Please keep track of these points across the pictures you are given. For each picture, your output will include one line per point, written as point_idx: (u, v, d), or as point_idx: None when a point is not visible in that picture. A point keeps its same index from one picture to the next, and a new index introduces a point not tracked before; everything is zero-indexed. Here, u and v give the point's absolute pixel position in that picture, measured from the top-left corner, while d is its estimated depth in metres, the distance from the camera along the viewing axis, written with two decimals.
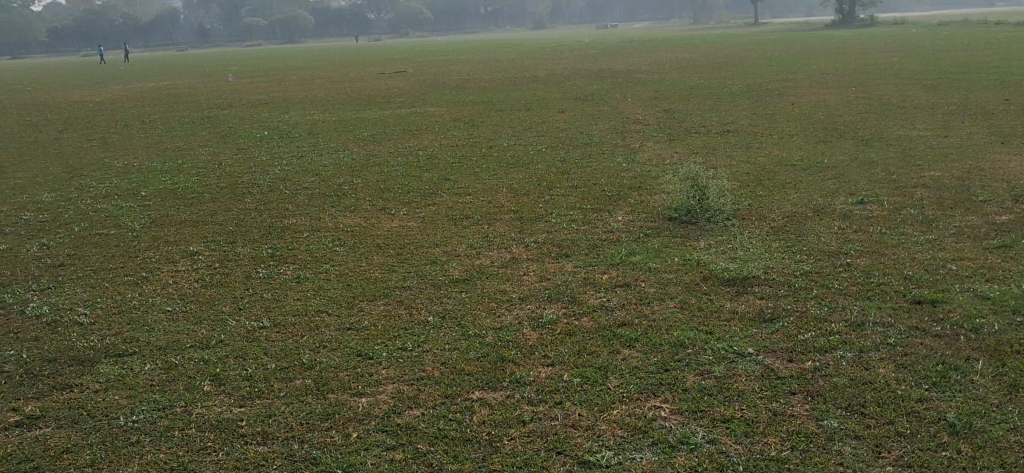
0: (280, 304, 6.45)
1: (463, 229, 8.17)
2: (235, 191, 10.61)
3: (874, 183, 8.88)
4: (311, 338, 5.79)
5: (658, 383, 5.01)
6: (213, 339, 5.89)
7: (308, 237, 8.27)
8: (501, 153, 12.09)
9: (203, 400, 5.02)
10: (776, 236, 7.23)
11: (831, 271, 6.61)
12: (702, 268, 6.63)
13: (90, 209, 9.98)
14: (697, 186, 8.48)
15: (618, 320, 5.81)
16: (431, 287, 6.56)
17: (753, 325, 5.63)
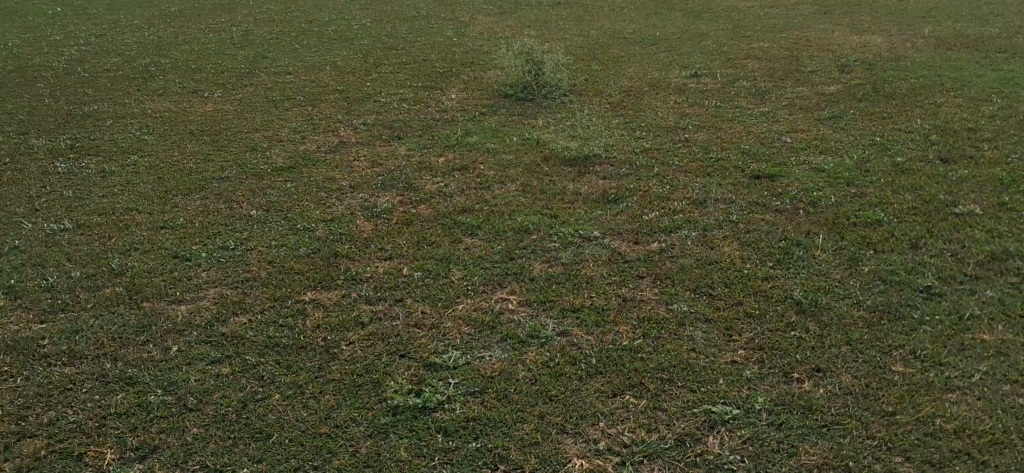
0: (184, 113, 6.57)
1: (387, 60, 8.22)
2: (181, 31, 10.59)
3: (807, 32, 8.81)
4: (203, 135, 5.92)
5: (516, 156, 5.14)
6: (109, 134, 6.01)
7: (239, 63, 8.35)
8: (451, 3, 11.93)
9: (85, 172, 5.19)
10: (687, 70, 7.23)
11: (730, 87, 6.65)
12: (600, 89, 6.67)
13: (33, 44, 9.96)
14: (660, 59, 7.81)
15: (502, 121, 5.89)
16: (333, 103, 6.68)
17: (625, 124, 5.71)
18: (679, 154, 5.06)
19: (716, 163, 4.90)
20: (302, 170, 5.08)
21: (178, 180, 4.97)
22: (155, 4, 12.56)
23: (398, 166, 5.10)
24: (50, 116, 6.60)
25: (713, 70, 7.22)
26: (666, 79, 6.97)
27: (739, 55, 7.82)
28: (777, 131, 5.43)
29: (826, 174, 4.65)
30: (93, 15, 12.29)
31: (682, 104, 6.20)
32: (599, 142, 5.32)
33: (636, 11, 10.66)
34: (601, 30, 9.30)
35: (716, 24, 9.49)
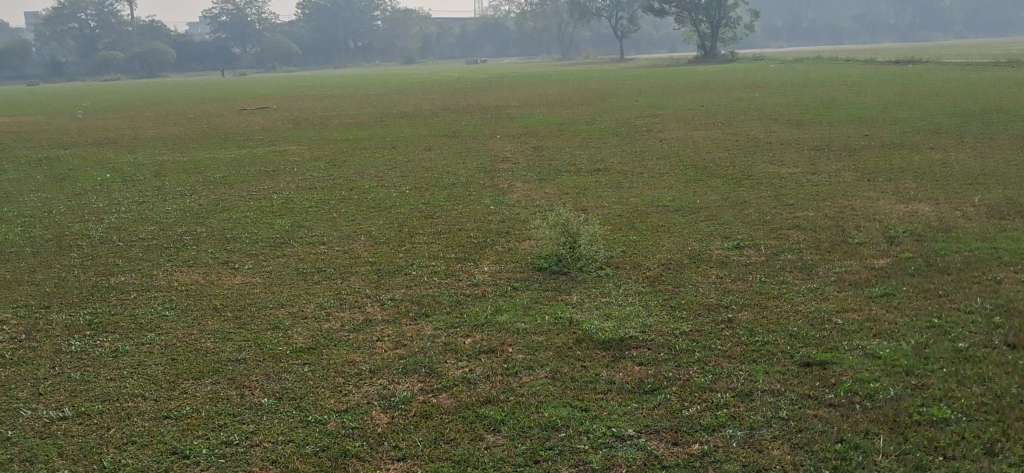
0: (211, 285, 6.45)
1: (422, 229, 8.12)
2: (222, 198, 10.70)
3: (852, 200, 8.59)
4: (226, 310, 5.77)
5: (546, 336, 4.86)
6: (131, 308, 5.89)
7: (274, 232, 8.32)
8: (490, 169, 11.97)
9: (99, 351, 5.03)
10: (728, 242, 7.00)
11: (774, 259, 6.39)
12: (637, 261, 6.44)
13: (76, 212, 10.10)
14: (700, 228, 7.57)
15: (535, 296, 5.67)
16: (362, 276, 6.52)
17: (663, 301, 5.44)
18: (719, 336, 4.76)
19: (760, 347, 4.58)
20: (321, 350, 4.85)
21: (192, 362, 4.77)
22: (201, 176, 12.82)
23: (421, 345, 4.85)
24: (76, 287, 6.54)
25: (756, 242, 6.98)
26: (706, 251, 6.73)
27: (783, 225, 7.59)
28: (825, 309, 5.12)
29: (881, 360, 4.30)
30: (139, 182, 12.54)
31: (723, 278, 5.93)
32: (635, 321, 5.04)
33: (676, 178, 10.57)
34: (639, 199, 9.18)
35: (758, 192, 9.32)
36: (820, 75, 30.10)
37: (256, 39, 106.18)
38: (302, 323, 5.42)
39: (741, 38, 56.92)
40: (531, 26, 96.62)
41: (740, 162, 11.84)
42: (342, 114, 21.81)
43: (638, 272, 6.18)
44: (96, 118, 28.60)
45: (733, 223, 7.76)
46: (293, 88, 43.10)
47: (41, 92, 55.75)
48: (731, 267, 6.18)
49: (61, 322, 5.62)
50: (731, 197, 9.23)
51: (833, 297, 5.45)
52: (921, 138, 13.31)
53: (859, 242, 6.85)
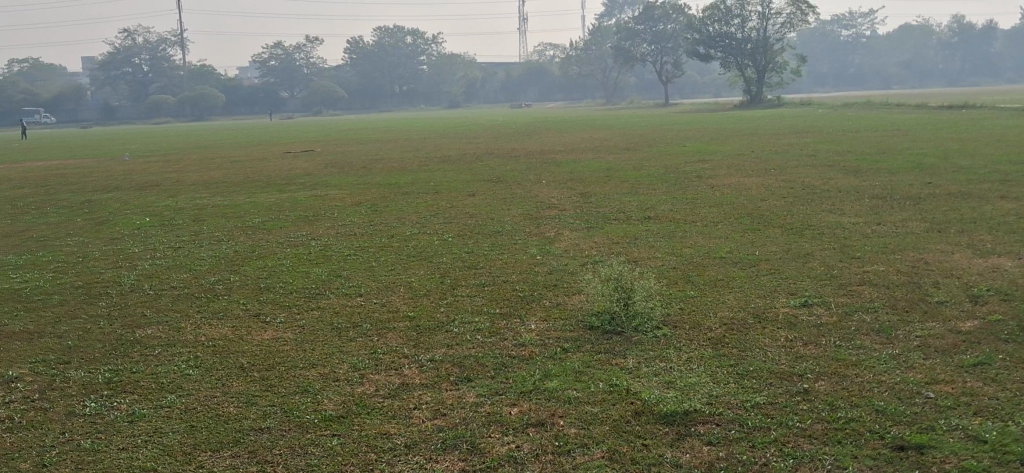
0: (240, 341, 6.06)
1: (465, 280, 7.70)
2: (260, 244, 10.37)
3: (924, 254, 8.01)
4: (254, 369, 5.36)
5: (600, 407, 4.38)
6: (155, 364, 5.53)
7: (309, 282, 7.95)
8: (536, 217, 11.53)
9: (115, 415, 4.65)
10: (795, 299, 6.47)
11: (848, 319, 5.83)
12: (698, 320, 5.94)
13: (112, 258, 9.83)
14: (761, 283, 7.05)
15: (587, 359, 5.19)
16: (400, 333, 6.08)
17: (730, 367, 4.92)
18: (796, 410, 4.24)
19: (845, 424, 4.05)
20: (353, 420, 4.42)
21: (211, 430, 4.36)
22: (241, 222, 12.58)
23: (462, 416, 4.39)
24: (101, 340, 6.20)
25: (825, 298, 6.43)
26: (772, 309, 6.20)
27: (853, 280, 7.03)
28: (914, 380, 4.57)
29: (987, 445, 3.75)
30: (178, 227, 12.30)
31: (792, 341, 5.40)
32: (699, 391, 4.54)
33: (731, 227, 10.06)
34: (694, 250, 8.67)
35: (821, 243, 8.76)
36: (872, 124, 29.46)
37: (304, 83, 107.48)
38: (333, 385, 5.00)
39: (789, 83, 56.15)
40: (576, 70, 96.68)
41: (797, 209, 11.32)
42: (386, 166, 21.68)
43: (698, 330, 5.68)
44: (143, 162, 28.82)
45: (796, 277, 7.23)
46: (339, 133, 43.35)
47: (95, 137, 56.83)
48: (800, 328, 5.65)
49: (79, 379, 5.26)
50: (787, 247, 8.70)
51: (919, 361, 4.90)
52: (989, 184, 12.67)
53: (938, 298, 6.28)
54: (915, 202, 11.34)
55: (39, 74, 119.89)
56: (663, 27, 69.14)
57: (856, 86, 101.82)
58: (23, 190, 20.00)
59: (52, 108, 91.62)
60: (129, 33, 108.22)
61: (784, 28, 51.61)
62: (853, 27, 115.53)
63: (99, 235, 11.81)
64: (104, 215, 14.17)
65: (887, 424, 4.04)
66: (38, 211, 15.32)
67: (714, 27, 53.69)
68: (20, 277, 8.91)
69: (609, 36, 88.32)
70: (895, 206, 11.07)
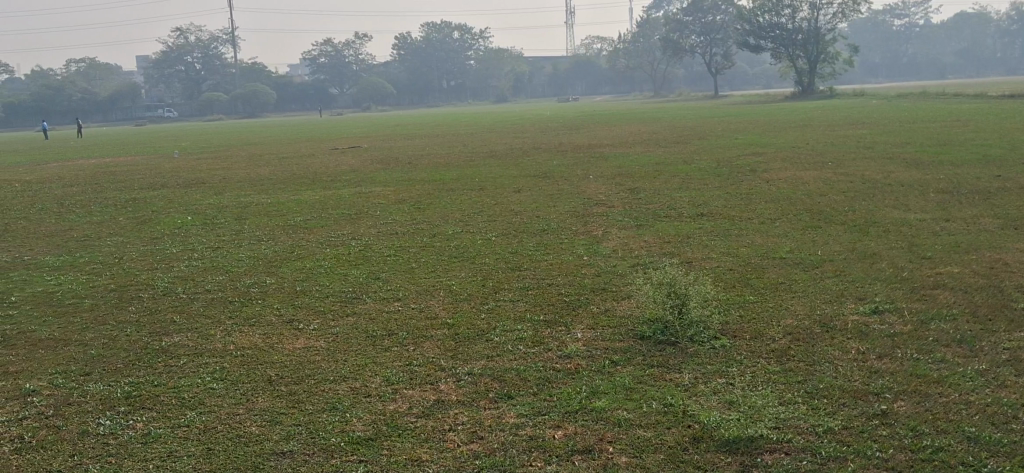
0: (269, 350, 5.74)
1: (509, 283, 7.31)
2: (299, 244, 10.09)
3: (1001, 254, 7.42)
4: (281, 382, 5.04)
5: (654, 432, 3.96)
6: (178, 376, 5.25)
7: (346, 285, 7.62)
8: (583, 214, 11.10)
9: (129, 434, 4.35)
10: (864, 306, 5.96)
11: (925, 328, 5.33)
12: (760, 329, 5.48)
13: (149, 259, 9.62)
14: (828, 287, 6.53)
15: (639, 374, 4.77)
16: (438, 342, 5.71)
17: (797, 384, 4.47)
18: (874, 437, 3.78)
19: (931, 455, 3.59)
20: (382, 443, 4.07)
21: (228, 454, 4.04)
22: (283, 220, 12.33)
23: (500, 440, 4.01)
24: (126, 349, 5.94)
25: (898, 304, 5.92)
26: (839, 316, 5.72)
27: (926, 283, 6.50)
28: (1006, 401, 4.08)
29: None
30: (219, 225, 12.09)
31: (864, 353, 4.92)
32: (762, 412, 4.10)
33: (790, 224, 9.53)
34: (751, 250, 8.18)
35: (888, 242, 8.21)
36: (932, 115, 28.49)
37: (353, 79, 107.92)
38: (364, 400, 4.64)
39: (842, 73, 54.82)
40: (624, 63, 95.71)
41: (861, 204, 10.74)
42: (433, 161, 21.38)
43: (760, 343, 5.22)
44: (191, 159, 28.88)
45: (865, 280, 6.71)
46: (387, 129, 43.25)
47: (148, 134, 57.45)
48: (873, 340, 5.16)
49: (97, 394, 4.99)
50: (856, 246, 8.15)
51: (1010, 379, 4.39)
52: None
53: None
54: (986, 195, 10.69)
55: (97, 74, 122.17)
56: (712, 18, 68.12)
57: (912, 75, 99.50)
58: (72, 188, 20.04)
59: (108, 106, 93.33)
60: (183, 32, 109.66)
61: (837, 17, 50.36)
62: (908, 17, 112.92)
63: (142, 234, 11.63)
64: (149, 213, 14.02)
65: (980, 456, 3.56)
66: (83, 209, 15.24)
67: (764, 18, 52.59)
68: (54, 278, 8.71)
69: (658, 28, 87.28)
70: (964, 201, 10.45)
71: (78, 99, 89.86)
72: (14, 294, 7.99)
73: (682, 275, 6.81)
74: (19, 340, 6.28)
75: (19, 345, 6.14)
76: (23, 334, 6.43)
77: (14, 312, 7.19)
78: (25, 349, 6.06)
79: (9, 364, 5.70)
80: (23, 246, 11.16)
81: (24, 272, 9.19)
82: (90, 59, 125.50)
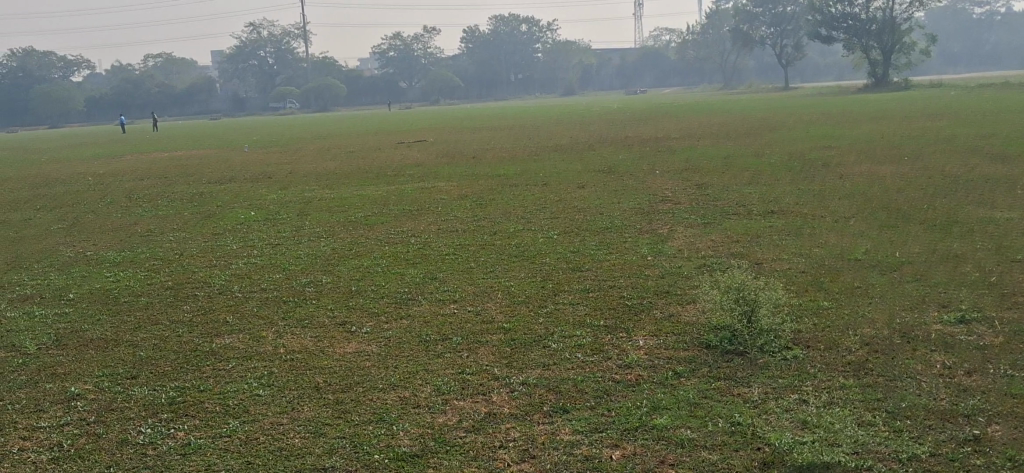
0: (320, 354, 5.57)
1: (569, 285, 7.03)
2: (358, 241, 9.96)
3: None
4: (329, 390, 4.85)
5: (718, 456, 3.67)
6: (225, 382, 5.11)
7: (402, 285, 7.43)
8: (648, 211, 10.76)
9: (170, 445, 4.22)
10: (950, 313, 5.55)
11: (1019, 339, 4.91)
12: (835, 338, 5.11)
13: (209, 256, 9.57)
14: (910, 291, 6.11)
15: (703, 388, 4.47)
16: (492, 348, 5.47)
17: (877, 403, 4.12)
18: (964, 467, 3.44)
19: None
20: (428, 461, 3.84)
21: (268, 470, 3.87)
22: (344, 216, 12.24)
23: (553, 460, 3.76)
24: (175, 352, 5.84)
25: (988, 312, 5.49)
26: (922, 324, 5.32)
27: (1017, 288, 6.04)
28: None
29: None
30: (281, 221, 12.04)
31: (951, 367, 4.53)
32: (838, 436, 3.77)
33: (867, 222, 9.06)
34: (826, 251, 7.76)
35: (974, 243, 7.71)
36: (1017, 106, 27.31)
37: (421, 73, 108.44)
38: (412, 412, 4.44)
39: (919, 63, 53.14)
40: (693, 55, 94.42)
41: (943, 200, 10.19)
42: (497, 156, 21.16)
43: (837, 354, 4.86)
44: (260, 153, 29.16)
45: (950, 284, 6.27)
46: (454, 122, 43.18)
47: (221, 128, 58.39)
48: (961, 352, 4.76)
49: (142, 401, 4.89)
50: (939, 246, 7.67)
51: None
52: None
53: None
54: None
55: (174, 69, 124.95)
56: (784, 8, 66.65)
57: (993, 65, 96.32)
58: (143, 182, 20.32)
59: (184, 100, 95.44)
60: (255, 27, 111.48)
61: (914, 6, 48.80)
62: (990, 5, 109.14)
63: (204, 229, 11.64)
64: (214, 208, 14.07)
65: None
66: (151, 203, 15.39)
67: (838, 7, 51.23)
68: (115, 274, 8.71)
69: (727, 19, 85.86)
70: None
71: (155, 93, 92.10)
72: (74, 291, 7.99)
73: (750, 278, 6.46)
74: (73, 340, 6.24)
75: (72, 346, 6.10)
76: (78, 335, 6.39)
77: (71, 311, 7.18)
78: (77, 350, 6.00)
79: (59, 366, 5.64)
80: (89, 240, 11.24)
81: (87, 268, 9.23)
82: (166, 54, 128.43)
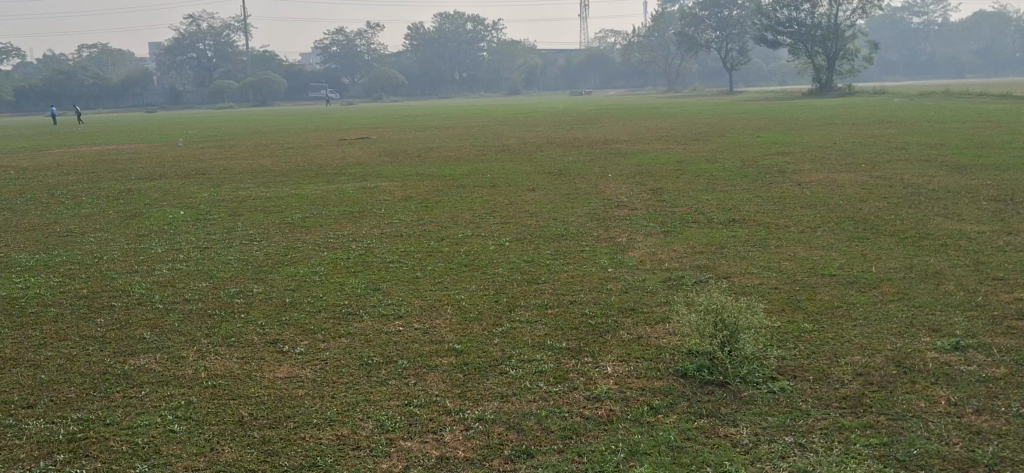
0: (247, 379, 4.92)
1: (526, 299, 6.47)
2: (295, 246, 9.28)
3: None
4: (254, 425, 4.21)
5: None
6: (134, 413, 4.43)
7: (342, 297, 6.79)
8: (604, 218, 10.26)
9: None
10: (941, 339, 5.12)
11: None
12: (824, 368, 4.64)
13: (130, 259, 8.80)
14: (896, 314, 5.67)
15: (687, 428, 3.93)
16: (443, 373, 4.87)
17: (887, 451, 3.63)
18: None
19: None
20: None
21: None
22: (282, 217, 11.52)
23: None
24: (80, 373, 5.12)
25: (982, 338, 5.08)
26: (915, 352, 4.88)
27: (1007, 311, 5.64)
28: None
29: None
30: (213, 221, 11.28)
31: (959, 404, 4.09)
32: None
33: (833, 235, 8.68)
34: (795, 265, 7.33)
35: (949, 257, 7.36)
36: (959, 115, 27.58)
37: (365, 69, 107.06)
38: (350, 456, 3.82)
39: (861, 70, 53.76)
40: (637, 58, 94.69)
41: (906, 211, 9.89)
42: (444, 156, 20.55)
43: (829, 389, 4.37)
44: (195, 148, 28.05)
45: (935, 306, 5.86)
46: (398, 120, 42.38)
47: (156, 122, 56.62)
48: (965, 387, 4.31)
49: (34, 436, 4.18)
50: (914, 261, 7.30)
51: None
52: None
53: None
54: None
55: (108, 59, 121.62)
56: (729, 13, 67.09)
57: (929, 74, 98.37)
58: (68, 177, 19.23)
59: (119, 92, 92.90)
60: (195, 19, 109.02)
61: (858, 13, 49.27)
62: (926, 15, 111.43)
63: (129, 230, 10.81)
64: (141, 207, 13.20)
65: None
66: (73, 200, 14.43)
67: (783, 13, 51.69)
68: (22, 281, 7.88)
69: (673, 22, 86.26)
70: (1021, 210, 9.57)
71: (88, 84, 89.47)
72: None
73: (724, 298, 5.96)
74: None
75: None
76: None
77: None
78: None
79: None
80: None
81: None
82: (101, 44, 124.83)
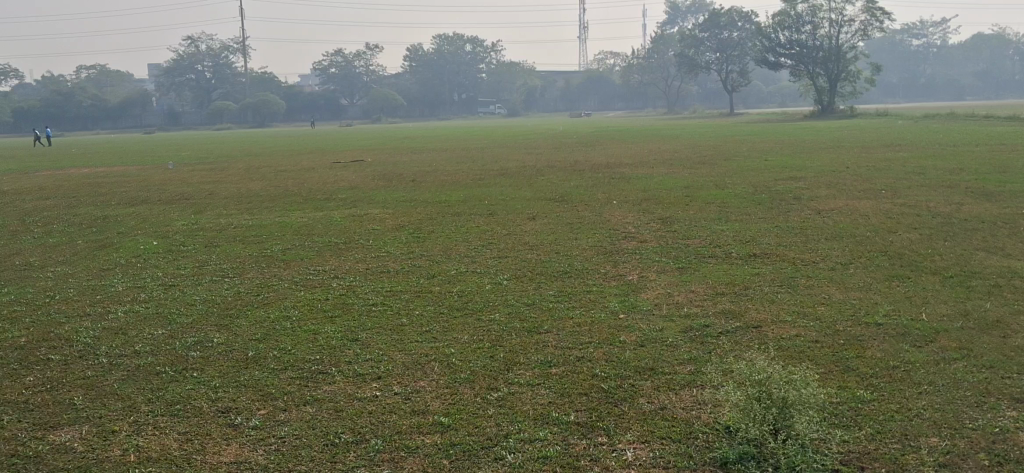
0: (185, 466, 4.03)
1: (526, 354, 5.56)
2: (270, 283, 8.39)
3: None
4: None
5: None
6: None
7: (313, 350, 5.88)
8: (611, 251, 9.38)
9: None
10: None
11: None
12: (897, 458, 3.76)
13: (84, 299, 7.88)
14: (966, 376, 4.79)
15: None
16: (426, 460, 3.98)
17: None
18: None
19: None
20: None
21: None
22: (261, 249, 10.64)
23: None
24: None
25: None
26: (1004, 430, 4.01)
27: None
28: None
29: None
30: (186, 254, 10.37)
31: None
32: None
33: (868, 273, 7.79)
34: (834, 311, 6.44)
35: (1007, 301, 6.49)
36: (971, 138, 26.73)
37: (364, 90, 106.39)
38: None
39: (863, 92, 53.04)
40: (637, 79, 94.13)
41: (945, 245, 9.00)
42: (440, 180, 19.65)
43: None
44: (185, 171, 27.18)
45: (1009, 366, 4.97)
46: (394, 141, 41.54)
47: (150, 143, 55.70)
48: None
49: None
50: (968, 305, 6.41)
51: None
52: None
53: None
54: None
55: (106, 80, 120.98)
56: (729, 34, 66.26)
57: (929, 96, 97.96)
58: (46, 202, 18.32)
59: (117, 113, 92.21)
60: (193, 40, 108.42)
61: (860, 34, 48.55)
62: (925, 37, 110.67)
63: (93, 263, 9.92)
64: (114, 236, 12.30)
65: None
66: (44, 228, 13.53)
67: (783, 35, 50.90)
68: None
69: (672, 44, 85.72)
70: None
71: (86, 105, 88.86)
72: None
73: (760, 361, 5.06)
74: None
75: None
76: None
77: None
78: None
79: None
80: None
81: None
82: (99, 64, 124.03)
